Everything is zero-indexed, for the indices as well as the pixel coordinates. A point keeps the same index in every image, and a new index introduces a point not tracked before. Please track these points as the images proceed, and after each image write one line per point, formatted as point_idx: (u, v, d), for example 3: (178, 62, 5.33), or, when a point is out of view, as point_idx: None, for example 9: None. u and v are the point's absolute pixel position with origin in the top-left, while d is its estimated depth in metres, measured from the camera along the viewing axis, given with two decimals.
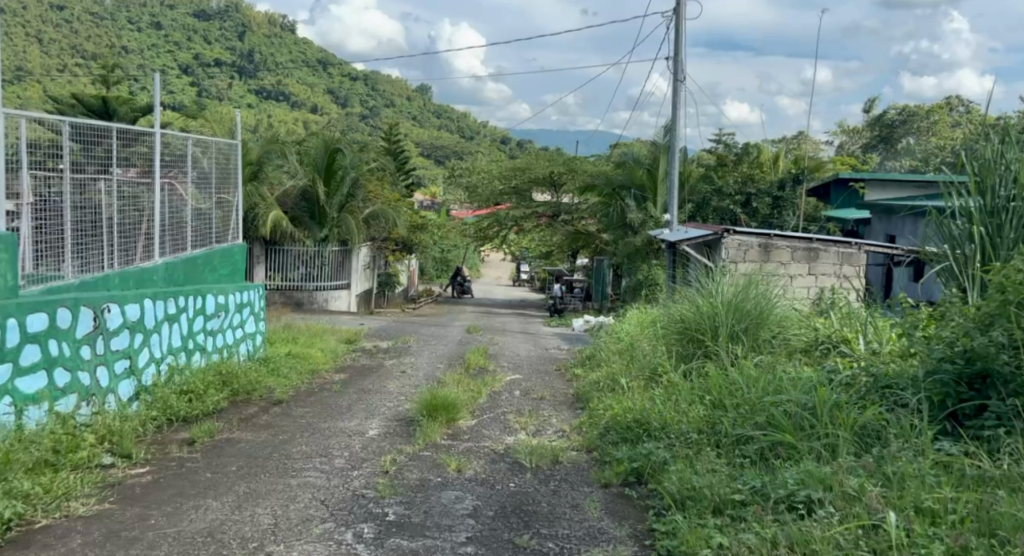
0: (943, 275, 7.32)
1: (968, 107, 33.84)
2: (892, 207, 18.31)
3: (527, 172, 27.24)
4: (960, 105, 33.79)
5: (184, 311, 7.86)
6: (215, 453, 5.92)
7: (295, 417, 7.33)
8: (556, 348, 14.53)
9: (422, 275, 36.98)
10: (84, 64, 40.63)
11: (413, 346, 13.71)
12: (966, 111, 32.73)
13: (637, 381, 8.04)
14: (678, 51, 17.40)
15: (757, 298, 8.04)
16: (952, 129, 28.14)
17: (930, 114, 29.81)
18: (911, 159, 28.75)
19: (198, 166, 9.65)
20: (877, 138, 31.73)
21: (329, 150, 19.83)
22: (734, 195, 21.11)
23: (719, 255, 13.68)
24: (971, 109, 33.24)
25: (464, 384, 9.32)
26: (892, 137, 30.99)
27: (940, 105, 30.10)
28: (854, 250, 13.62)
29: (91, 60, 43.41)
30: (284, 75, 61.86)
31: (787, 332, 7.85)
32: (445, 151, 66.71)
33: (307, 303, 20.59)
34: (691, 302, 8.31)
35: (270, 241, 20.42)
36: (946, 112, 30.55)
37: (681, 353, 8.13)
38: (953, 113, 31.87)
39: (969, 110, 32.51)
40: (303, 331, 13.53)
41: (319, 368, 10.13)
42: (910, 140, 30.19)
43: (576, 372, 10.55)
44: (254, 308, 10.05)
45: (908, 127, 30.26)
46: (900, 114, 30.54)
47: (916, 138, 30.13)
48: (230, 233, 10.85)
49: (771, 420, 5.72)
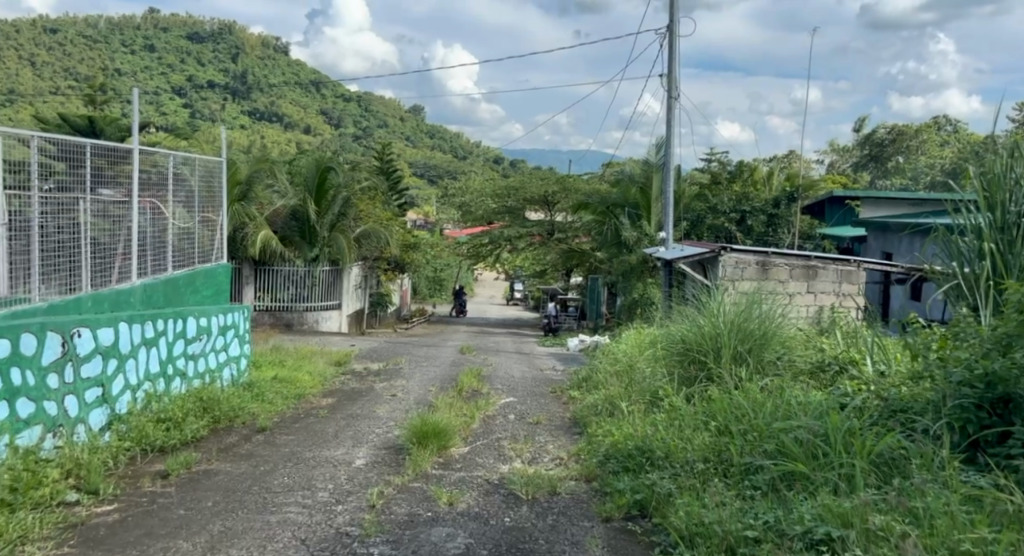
0: (952, 294, 7.01)
1: (956, 126, 33.83)
2: (889, 224, 18.07)
3: (520, 191, 27.00)
4: (948, 125, 33.73)
5: (163, 334, 7.51)
6: (191, 487, 5.57)
7: (279, 446, 6.99)
8: (550, 369, 14.19)
9: (415, 296, 36.69)
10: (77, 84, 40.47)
11: (404, 368, 13.35)
12: (954, 131, 32.64)
13: (637, 405, 7.69)
14: (672, 68, 17.18)
15: (761, 317, 7.73)
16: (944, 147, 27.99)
17: (920, 133, 29.71)
18: (902, 179, 28.59)
19: (181, 184, 9.32)
20: (869, 156, 31.60)
21: (320, 169, 19.71)
22: (728, 213, 20.87)
23: (716, 273, 13.43)
24: (959, 129, 33.19)
25: (456, 409, 8.96)
26: (884, 155, 30.85)
27: (929, 124, 30.00)
28: (854, 268, 13.27)
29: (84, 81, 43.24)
30: (277, 97, 61.79)
31: (793, 354, 7.53)
32: (437, 171, 66.50)
33: (296, 323, 20.20)
34: (691, 322, 8.00)
35: (259, 261, 19.95)
36: (936, 132, 30.47)
37: (682, 376, 7.80)
38: (942, 133, 31.79)
39: (957, 130, 32.43)
40: (290, 353, 13.16)
41: (306, 393, 9.77)
42: (900, 160, 30.11)
43: (572, 394, 10.21)
44: (239, 331, 9.70)
45: (898, 146, 30.18)
46: (889, 134, 30.44)
47: (907, 158, 30.03)
48: (214, 253, 10.50)
49: (782, 448, 5.40)
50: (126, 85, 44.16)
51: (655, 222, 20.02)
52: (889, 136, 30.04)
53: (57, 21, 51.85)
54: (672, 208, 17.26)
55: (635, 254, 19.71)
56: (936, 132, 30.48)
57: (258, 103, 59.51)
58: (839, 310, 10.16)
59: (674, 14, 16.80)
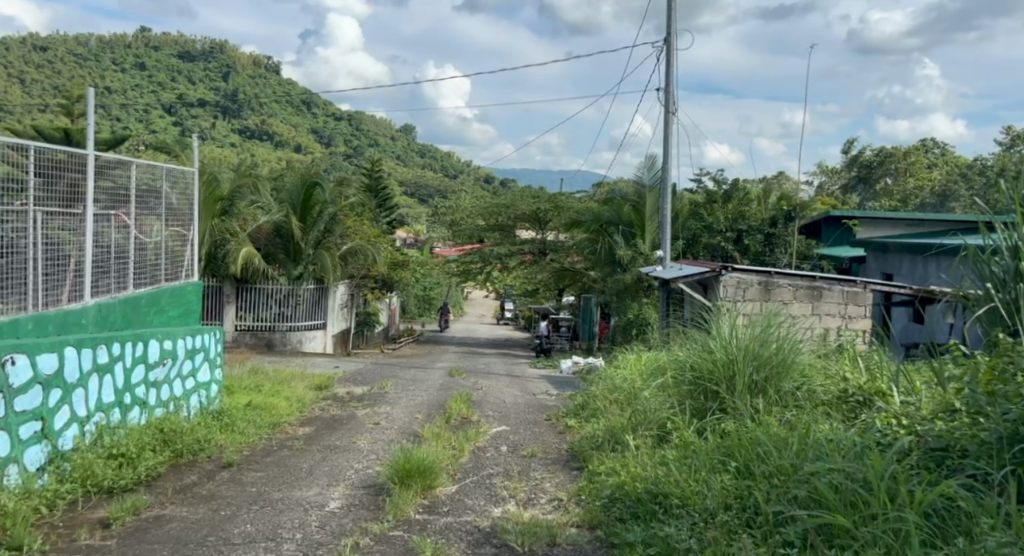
0: (989, 321, 6.13)
1: (943, 150, 33.47)
2: (887, 244, 17.57)
3: (511, 209, 26.33)
4: (935, 147, 33.36)
5: (119, 360, 6.77)
6: (136, 538, 4.90)
7: (245, 486, 6.31)
8: (544, 393, 13.47)
9: (404, 314, 36.00)
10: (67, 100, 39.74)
11: (390, 392, 12.64)
12: (941, 154, 32.26)
13: (644, 440, 7.01)
14: (670, 82, 16.61)
15: (779, 342, 7.06)
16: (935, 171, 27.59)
17: (908, 155, 29.37)
18: (893, 201, 28.13)
19: (148, 194, 8.60)
20: (855, 178, 31.06)
21: (306, 185, 19.00)
22: (724, 232, 20.33)
23: (716, 293, 12.88)
24: (946, 152, 32.85)
25: (444, 440, 8.26)
26: (872, 178, 30.39)
27: (916, 146, 29.65)
28: (860, 289, 12.59)
29: None
30: (267, 117, 61.28)
31: (813, 383, 6.84)
32: (427, 190, 65.88)
33: (279, 343, 19.39)
34: (702, 346, 7.32)
35: (241, 279, 19.16)
36: (924, 155, 30.10)
37: (693, 406, 7.11)
38: (928, 155, 31.43)
39: (943, 154, 32.04)
40: (268, 377, 12.38)
41: (281, 422, 9.08)
42: (888, 182, 29.67)
43: (569, 423, 9.53)
44: (209, 355, 8.99)
45: (886, 168, 29.71)
46: (878, 155, 29.98)
47: (895, 180, 29.58)
48: (185, 270, 9.74)
49: (815, 494, 4.77)
50: (115, 103, 43.49)
51: (649, 241, 19.36)
52: (877, 158, 29.62)
53: (46, 38, 51.21)
54: (669, 226, 16.55)
55: (630, 272, 19.04)
56: (923, 155, 30.11)
57: (248, 121, 58.94)
58: (848, 333, 9.44)
59: (671, 26, 16.24)
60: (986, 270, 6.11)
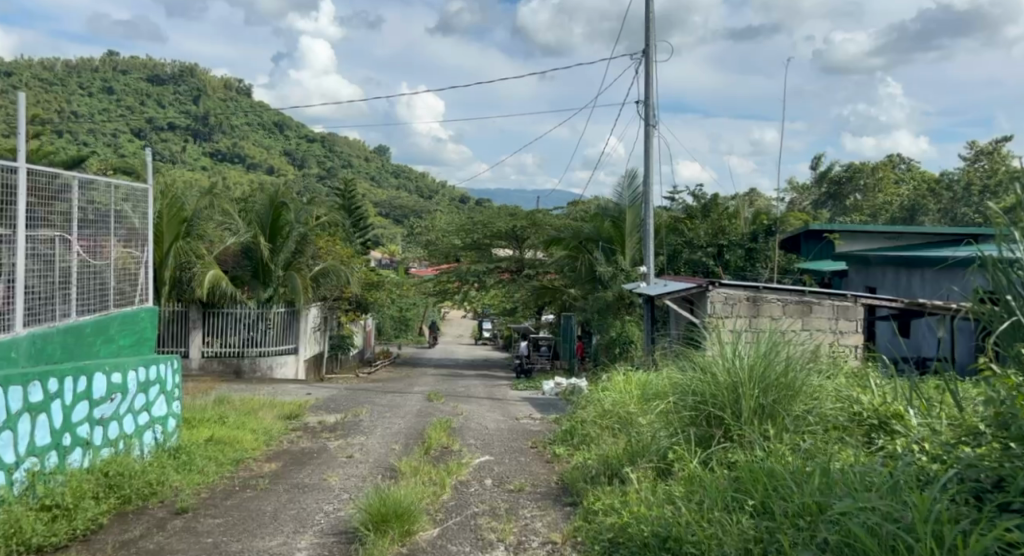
0: (1010, 340, 4.99)
1: (909, 165, 33.43)
2: (869, 256, 17.14)
3: (487, 227, 25.71)
4: (901, 163, 33.30)
5: (56, 398, 6.08)
6: None
7: (200, 536, 5.64)
8: (527, 417, 12.82)
9: (380, 336, 35.24)
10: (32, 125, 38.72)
11: (364, 420, 11.94)
12: (908, 170, 32.15)
13: (644, 473, 6.36)
14: (649, 94, 16.10)
15: (786, 362, 6.41)
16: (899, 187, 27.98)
17: (876, 170, 29.21)
18: (863, 216, 27.92)
19: (91, 212, 7.83)
20: (825, 195, 30.31)
21: (274, 205, 18.30)
22: (705, 246, 19.77)
23: (704, 310, 12.29)
24: (913, 168, 32.80)
25: (424, 475, 7.58)
26: (840, 194, 29.57)
27: (883, 162, 29.51)
28: (851, 303, 12.04)
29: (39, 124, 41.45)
30: (238, 142, 60.51)
31: (825, 406, 6.21)
32: (402, 211, 65.26)
33: (248, 370, 18.43)
34: (701, 366, 6.68)
35: (207, 303, 18.28)
36: (891, 170, 29.93)
37: (697, 435, 6.46)
38: (896, 171, 31.32)
39: (910, 170, 31.92)
40: (235, 407, 11.63)
41: (245, 459, 8.36)
42: (857, 197, 29.44)
43: (557, 451, 8.91)
44: (165, 388, 8.28)
45: (854, 184, 29.28)
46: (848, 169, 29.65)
47: (864, 196, 29.30)
48: (139, 294, 8.98)
49: (847, 537, 4.16)
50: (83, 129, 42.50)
51: (630, 256, 18.81)
52: (846, 173, 29.31)
53: (12, 63, 50.13)
54: (651, 242, 15.95)
55: (611, 289, 18.51)
56: (890, 170, 29.96)
57: (220, 144, 58.29)
58: (842, 348, 8.84)
59: (650, 37, 15.75)
60: (1004, 279, 4.98)
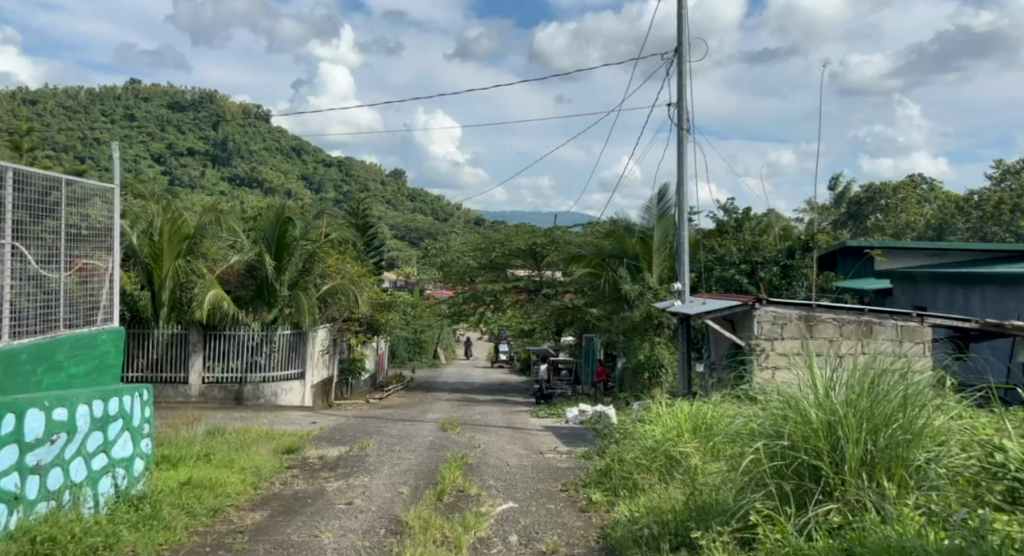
0: None
1: (931, 183, 32.06)
2: (917, 273, 15.65)
3: (504, 245, 24.42)
4: (923, 182, 31.94)
5: None
6: None
7: None
8: (551, 451, 11.44)
9: (392, 359, 34.02)
10: (53, 150, 37.69)
11: (370, 455, 10.60)
12: (930, 189, 30.84)
13: (724, 544, 4.98)
14: (682, 96, 14.76)
15: (897, 395, 4.95)
16: (922, 208, 26.58)
17: (898, 190, 27.83)
18: (887, 236, 26.49)
19: (30, 215, 6.51)
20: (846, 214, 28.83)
21: (279, 221, 17.16)
22: (738, 263, 18.24)
23: (750, 331, 10.68)
24: (935, 187, 31.43)
25: (436, 533, 6.21)
26: (861, 214, 28.17)
27: (908, 181, 28.13)
28: (917, 322, 10.47)
29: (58, 151, 40.47)
30: (255, 167, 59.68)
31: (951, 451, 4.76)
32: (416, 233, 64.36)
33: (250, 397, 17.01)
34: (786, 402, 5.25)
35: (208, 325, 16.91)
36: (915, 189, 28.53)
37: (787, 492, 5.03)
38: (919, 190, 29.94)
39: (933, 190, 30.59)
40: (227, 440, 10.31)
41: (221, 507, 7.00)
42: (879, 217, 28.02)
43: (593, 499, 7.51)
44: (131, 424, 6.99)
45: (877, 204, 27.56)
46: (867, 191, 27.76)
47: (887, 216, 27.73)
48: (102, 313, 7.68)
49: None
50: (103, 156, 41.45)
51: (658, 274, 17.37)
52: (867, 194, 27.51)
53: (35, 91, 49.41)
54: (685, 258, 14.47)
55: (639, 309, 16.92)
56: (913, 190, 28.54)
57: (238, 169, 57.63)
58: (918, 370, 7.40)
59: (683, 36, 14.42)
60: None
